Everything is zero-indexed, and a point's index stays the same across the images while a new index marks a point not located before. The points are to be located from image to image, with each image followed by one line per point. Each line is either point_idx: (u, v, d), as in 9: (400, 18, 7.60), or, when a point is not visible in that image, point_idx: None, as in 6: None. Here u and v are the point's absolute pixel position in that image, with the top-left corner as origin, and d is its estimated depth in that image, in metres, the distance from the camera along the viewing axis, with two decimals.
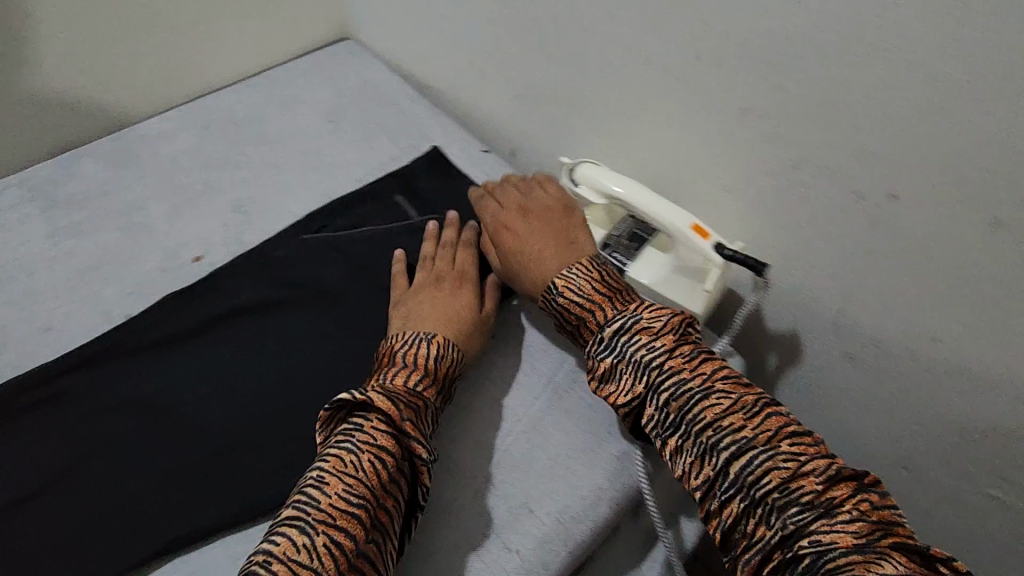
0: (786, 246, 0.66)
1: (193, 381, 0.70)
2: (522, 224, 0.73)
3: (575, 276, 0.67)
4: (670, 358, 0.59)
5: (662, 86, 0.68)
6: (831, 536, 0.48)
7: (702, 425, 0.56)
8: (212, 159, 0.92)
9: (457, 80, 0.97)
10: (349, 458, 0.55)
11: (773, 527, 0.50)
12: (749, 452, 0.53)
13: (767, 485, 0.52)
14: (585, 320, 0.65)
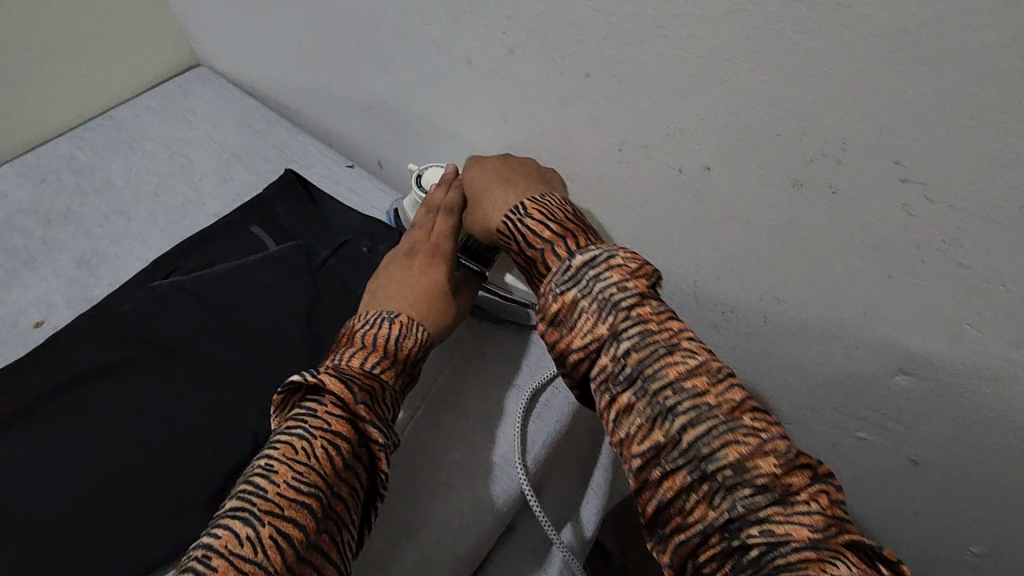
0: (634, 227, 0.67)
1: (61, 442, 0.66)
2: (495, 163, 0.68)
3: (549, 205, 0.62)
4: (639, 304, 0.53)
5: (490, 82, 0.67)
6: (785, 527, 0.43)
7: (662, 382, 0.50)
8: (52, 214, 0.86)
9: (310, 98, 0.94)
10: (301, 444, 0.51)
11: (718, 508, 0.45)
12: (709, 419, 0.47)
13: (723, 459, 0.46)
14: (549, 247, 0.59)
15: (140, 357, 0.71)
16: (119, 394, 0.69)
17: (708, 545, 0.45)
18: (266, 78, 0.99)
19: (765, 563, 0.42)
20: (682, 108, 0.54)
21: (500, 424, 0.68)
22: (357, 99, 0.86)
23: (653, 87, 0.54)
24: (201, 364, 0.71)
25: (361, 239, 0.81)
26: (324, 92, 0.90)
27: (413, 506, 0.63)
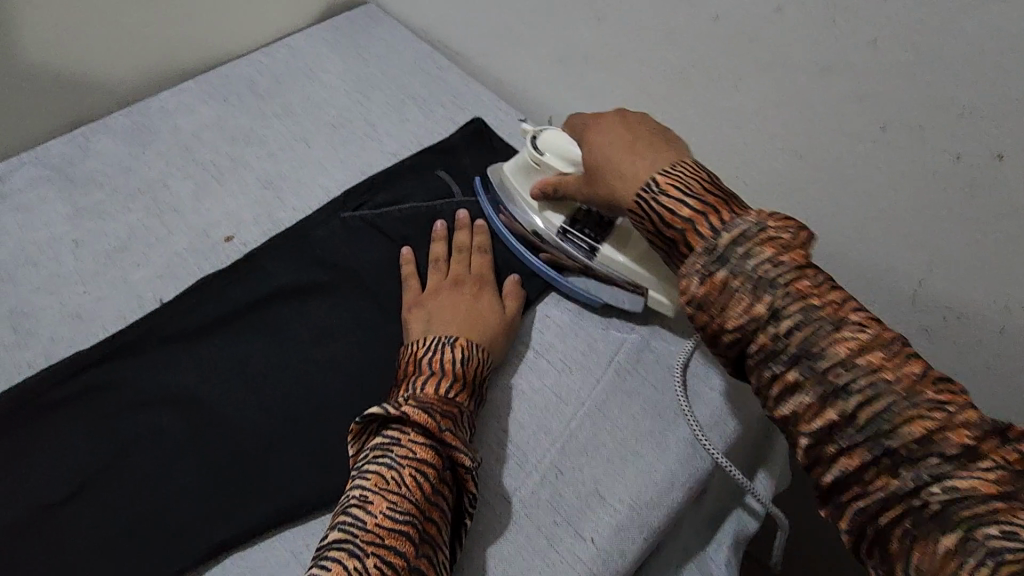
0: (864, 214, 0.64)
1: (254, 358, 0.66)
2: (607, 130, 0.62)
3: (682, 173, 0.54)
4: (796, 278, 0.47)
5: (736, 45, 0.64)
6: (968, 482, 0.39)
7: (830, 360, 0.44)
8: (236, 134, 0.87)
9: (490, 47, 0.92)
10: (389, 475, 0.51)
11: (897, 475, 0.41)
12: (885, 396, 0.42)
13: (905, 432, 0.41)
14: (689, 221, 0.51)
15: (331, 285, 0.72)
16: (311, 319, 0.69)
17: (875, 507, 0.41)
18: (443, 22, 0.97)
19: (944, 513, 0.39)
20: (988, 93, 0.52)
21: (691, 402, 0.65)
22: (547, 50, 0.84)
23: (964, 62, 0.52)
24: (387, 300, 0.71)
25: None
26: (509, 40, 0.88)
27: (607, 469, 0.61)
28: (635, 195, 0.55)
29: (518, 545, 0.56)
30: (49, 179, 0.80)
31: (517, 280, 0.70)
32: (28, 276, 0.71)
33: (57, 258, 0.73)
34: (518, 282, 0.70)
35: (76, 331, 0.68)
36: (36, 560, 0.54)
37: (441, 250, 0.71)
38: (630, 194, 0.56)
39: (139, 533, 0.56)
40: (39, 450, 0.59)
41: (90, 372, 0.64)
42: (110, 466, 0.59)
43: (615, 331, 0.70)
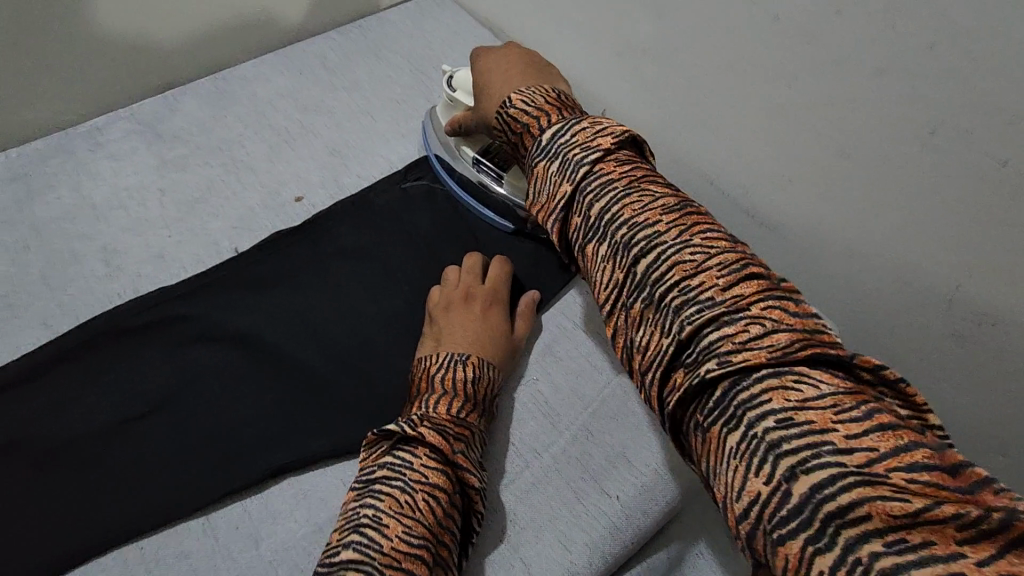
0: (904, 215, 0.66)
1: (315, 307, 0.72)
2: (500, 58, 0.65)
3: (533, 91, 0.56)
4: (633, 202, 0.43)
5: (792, 45, 0.68)
6: (793, 413, 0.33)
7: (671, 285, 0.40)
8: (308, 104, 0.93)
9: (551, 38, 0.97)
10: (404, 499, 0.51)
11: (741, 419, 0.34)
12: (725, 323, 0.37)
13: (733, 362, 0.36)
14: (529, 125, 0.54)
15: (388, 248, 0.77)
16: (368, 276, 0.75)
17: (716, 451, 0.35)
18: (507, 13, 1.02)
19: (786, 453, 0.32)
20: None
21: None
22: (606, 42, 0.87)
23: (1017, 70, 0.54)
24: (439, 265, 0.76)
25: None
26: (570, 31, 0.92)
27: (635, 434, 0.64)
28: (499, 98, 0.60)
29: (547, 494, 0.60)
30: (140, 134, 0.87)
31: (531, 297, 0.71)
32: (118, 218, 0.79)
33: (144, 203, 0.80)
34: (529, 305, 0.71)
35: (158, 269, 0.74)
36: (115, 462, 0.60)
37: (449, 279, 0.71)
38: (494, 105, 0.62)
39: (204, 450, 0.61)
40: (121, 371, 0.65)
41: (166, 307, 0.70)
42: (185, 389, 0.65)
43: None
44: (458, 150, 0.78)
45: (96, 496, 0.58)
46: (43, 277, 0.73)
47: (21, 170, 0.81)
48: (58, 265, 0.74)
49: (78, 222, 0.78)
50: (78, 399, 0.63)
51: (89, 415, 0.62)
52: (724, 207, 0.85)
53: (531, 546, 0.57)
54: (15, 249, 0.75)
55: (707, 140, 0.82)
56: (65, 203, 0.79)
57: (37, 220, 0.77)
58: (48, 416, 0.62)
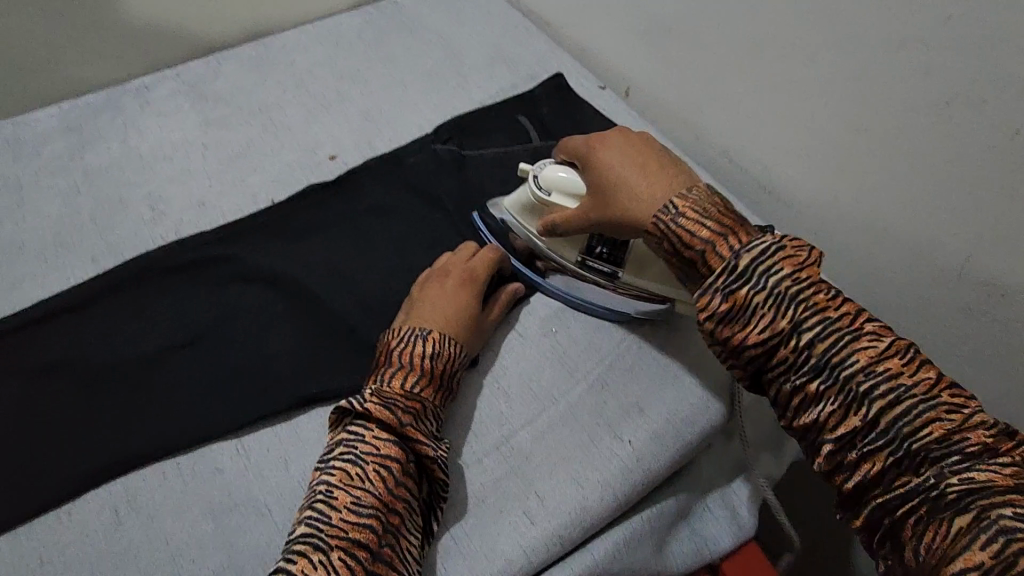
0: (918, 186, 0.68)
1: (346, 256, 0.75)
2: (619, 145, 0.65)
3: (698, 198, 0.58)
4: (817, 293, 0.52)
5: (815, 19, 0.70)
6: (986, 475, 0.45)
7: (844, 362, 0.50)
8: (344, 73, 0.97)
9: (579, 18, 1.00)
10: (354, 471, 0.53)
11: (923, 474, 0.47)
12: (894, 397, 0.48)
13: (910, 425, 0.47)
14: (714, 244, 0.55)
15: (417, 206, 0.80)
16: (397, 230, 0.78)
17: (916, 510, 0.46)
18: None
19: (961, 500, 0.45)
20: None
21: None
22: (633, 21, 0.90)
23: None
24: (465, 223, 0.79)
25: None
26: (599, 11, 0.95)
27: (649, 386, 0.67)
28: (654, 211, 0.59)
29: (562, 435, 0.63)
30: (185, 93, 0.92)
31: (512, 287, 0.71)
32: (163, 168, 0.83)
33: (187, 156, 0.84)
34: (510, 292, 0.70)
35: (200, 216, 0.78)
36: (155, 386, 0.64)
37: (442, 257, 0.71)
38: (642, 212, 0.60)
39: (237, 379, 0.65)
40: (163, 304, 0.69)
41: (207, 248, 0.73)
42: (225, 323, 0.69)
43: None
44: (556, 250, 0.71)
45: (135, 416, 0.62)
46: (93, 218, 0.77)
47: (75, 121, 0.86)
48: (108, 208, 0.78)
49: (126, 171, 0.82)
50: (124, 328, 0.67)
51: (134, 341, 0.66)
52: (743, 182, 0.87)
53: (546, 480, 0.61)
54: (68, 192, 0.79)
55: (728, 118, 0.85)
56: (115, 153, 0.84)
57: (88, 167, 0.82)
58: (96, 341, 0.66)
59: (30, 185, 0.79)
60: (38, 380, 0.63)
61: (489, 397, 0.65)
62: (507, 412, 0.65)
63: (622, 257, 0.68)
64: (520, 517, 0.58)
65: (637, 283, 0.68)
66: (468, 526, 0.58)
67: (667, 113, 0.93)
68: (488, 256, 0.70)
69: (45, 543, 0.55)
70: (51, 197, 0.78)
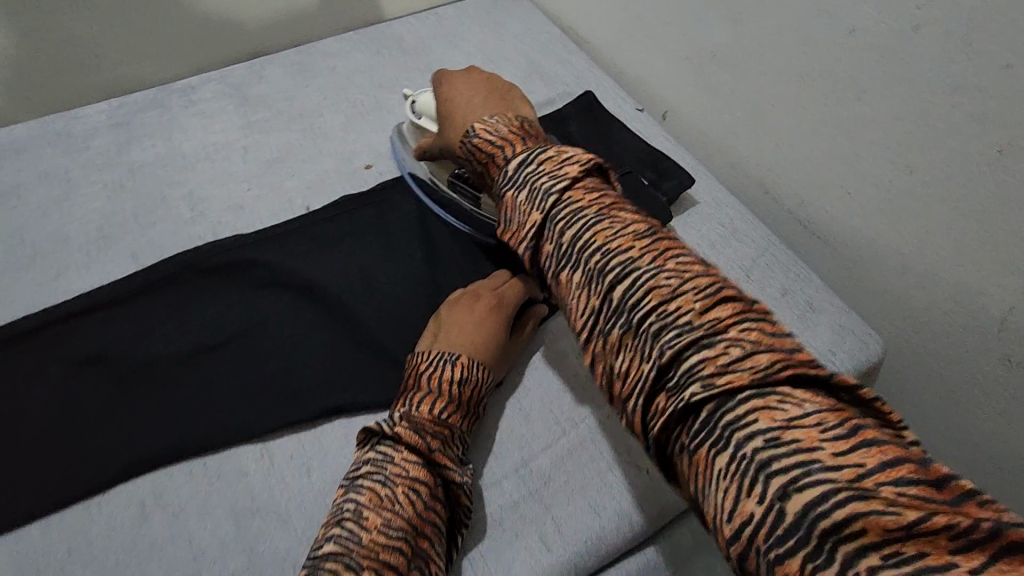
0: (964, 233, 0.66)
1: (377, 266, 0.76)
2: (467, 85, 0.70)
3: (496, 121, 0.63)
4: (622, 236, 0.47)
5: (867, 56, 0.69)
6: (807, 445, 0.35)
7: (644, 311, 0.43)
8: (384, 82, 0.98)
9: (620, 38, 1.00)
10: (384, 492, 0.53)
11: (745, 449, 0.36)
12: (693, 350, 0.40)
13: (704, 379, 0.39)
14: (494, 155, 0.60)
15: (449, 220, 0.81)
16: (428, 243, 0.79)
17: (705, 469, 0.38)
18: (581, 13, 1.06)
19: (789, 478, 0.34)
20: None
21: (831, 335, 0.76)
22: (676, 45, 0.90)
23: None
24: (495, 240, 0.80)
25: (646, 173, 0.86)
26: (641, 33, 0.95)
27: None
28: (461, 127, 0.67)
29: (581, 460, 0.63)
30: (229, 95, 0.94)
31: (537, 314, 0.71)
32: (204, 168, 0.85)
33: (228, 157, 0.86)
34: (535, 320, 0.71)
35: (237, 218, 0.80)
36: (187, 385, 0.65)
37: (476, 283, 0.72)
38: (458, 133, 0.67)
39: (267, 384, 0.66)
40: (198, 305, 0.71)
41: (242, 250, 0.75)
42: (257, 327, 0.70)
43: None
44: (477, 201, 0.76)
45: (167, 415, 0.63)
46: (135, 215, 0.79)
47: (123, 118, 0.88)
48: (150, 206, 0.80)
49: (169, 169, 0.84)
50: (160, 326, 0.68)
51: (168, 340, 0.67)
52: (777, 214, 0.87)
53: (563, 506, 0.60)
54: (112, 187, 0.81)
55: (768, 147, 0.84)
56: (159, 151, 0.86)
57: (133, 164, 0.84)
58: (132, 336, 0.67)
59: (77, 178, 0.82)
60: (77, 372, 0.65)
61: (510, 417, 0.66)
62: (528, 433, 0.65)
63: (475, 185, 0.75)
64: (535, 542, 0.58)
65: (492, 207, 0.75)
66: (485, 546, 0.58)
67: (704, 138, 0.93)
68: (518, 286, 0.71)
69: (74, 534, 0.56)
70: (97, 191, 0.81)
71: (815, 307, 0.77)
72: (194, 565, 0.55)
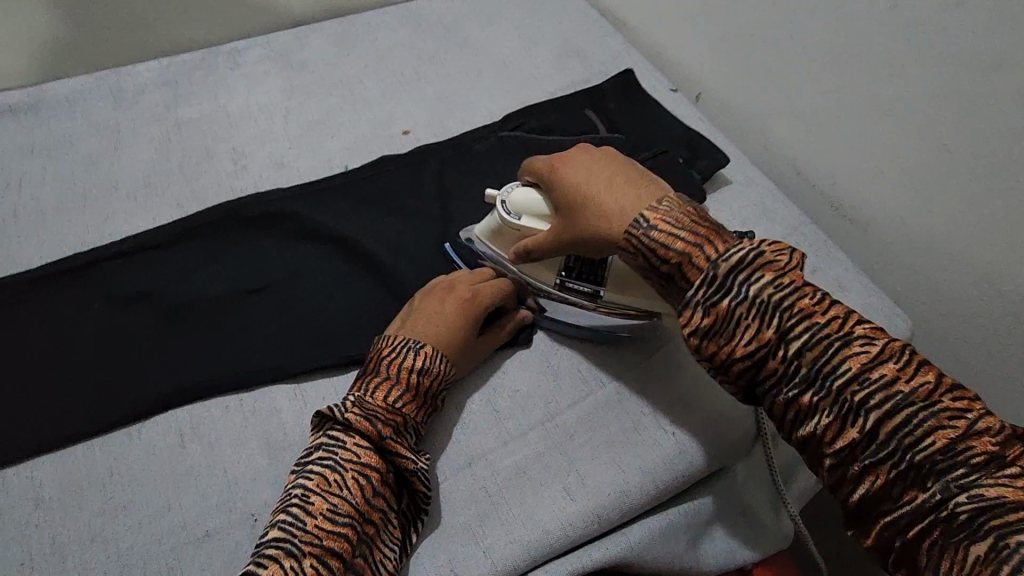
0: (997, 213, 0.67)
1: (412, 225, 0.78)
2: (590, 162, 0.61)
3: (669, 208, 0.55)
4: (800, 298, 0.49)
5: (907, 35, 0.69)
6: (995, 491, 0.42)
7: (839, 376, 0.47)
8: (422, 54, 1.00)
9: (657, 20, 1.01)
10: (332, 477, 0.52)
11: (935, 495, 0.44)
12: (893, 409, 0.46)
13: (905, 439, 0.45)
14: (690, 255, 0.53)
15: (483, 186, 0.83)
16: (462, 206, 0.81)
17: (930, 526, 0.44)
18: None
19: (976, 522, 0.42)
20: None
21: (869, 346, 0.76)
22: (714, 26, 0.91)
23: None
24: None
25: (678, 150, 0.87)
26: (679, 15, 0.96)
27: (696, 381, 0.68)
28: (623, 224, 0.56)
29: (606, 417, 0.65)
30: (272, 59, 0.97)
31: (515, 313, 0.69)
32: (248, 127, 0.87)
33: (270, 118, 0.89)
34: (513, 318, 0.69)
35: (278, 174, 0.83)
36: (227, 325, 0.67)
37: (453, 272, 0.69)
38: (617, 229, 0.57)
39: (303, 327, 0.68)
40: (239, 251, 0.73)
41: (282, 203, 0.77)
42: (294, 275, 0.72)
43: None
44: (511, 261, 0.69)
45: (206, 351, 0.65)
46: (181, 166, 0.82)
47: (172, 76, 0.91)
48: (195, 159, 0.83)
49: (214, 125, 0.87)
50: (203, 269, 0.71)
51: (210, 283, 0.70)
52: (807, 195, 0.87)
53: (585, 459, 0.63)
54: (160, 140, 0.84)
55: (802, 129, 0.84)
56: (205, 109, 0.89)
57: (180, 119, 0.87)
58: (177, 278, 0.70)
59: (127, 131, 0.85)
60: (122, 307, 0.67)
61: (538, 373, 0.68)
62: (555, 390, 0.67)
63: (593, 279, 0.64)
64: (558, 492, 0.60)
65: (605, 295, 0.64)
66: (509, 493, 0.60)
67: (737, 120, 0.93)
68: (499, 286, 0.67)
69: (116, 455, 0.58)
70: (145, 143, 0.84)
71: (844, 286, 0.77)
72: (230, 492, 0.57)
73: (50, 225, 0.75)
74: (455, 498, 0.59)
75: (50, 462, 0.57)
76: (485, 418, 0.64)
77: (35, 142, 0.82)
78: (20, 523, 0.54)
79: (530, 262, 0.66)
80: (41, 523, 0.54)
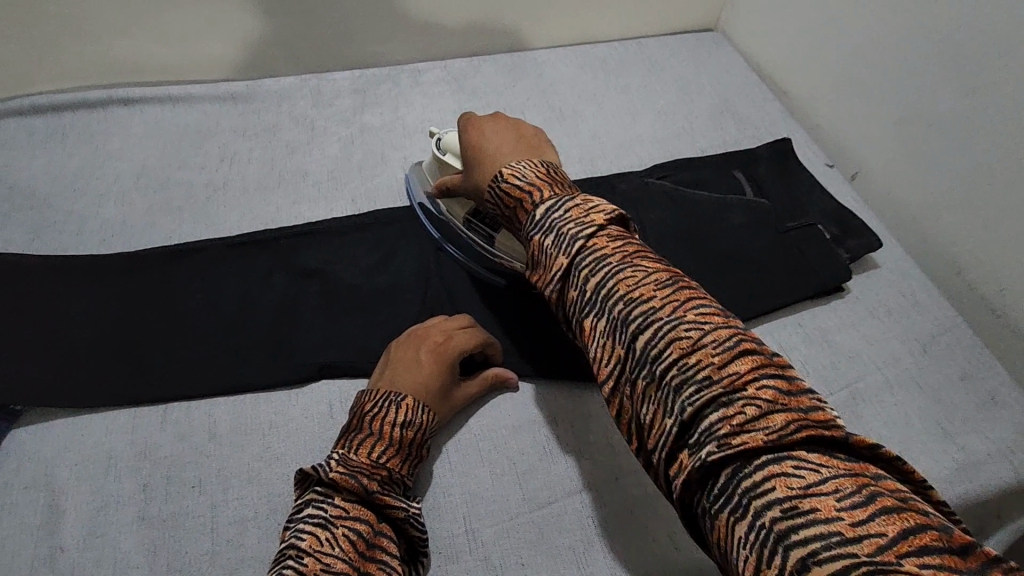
0: None
1: None
2: (495, 129, 0.69)
3: (524, 167, 0.62)
4: (641, 284, 0.49)
5: None
6: (808, 503, 0.36)
7: (665, 362, 0.45)
8: (583, 94, 1.06)
9: (823, 94, 1.01)
10: (324, 535, 0.50)
11: (743, 509, 0.38)
12: (713, 398, 0.42)
13: (716, 431, 0.41)
14: (522, 200, 0.60)
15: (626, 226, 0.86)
16: None
17: (719, 524, 0.40)
18: (786, 62, 1.07)
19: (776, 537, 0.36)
20: None
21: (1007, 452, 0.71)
22: (885, 109, 0.89)
23: None
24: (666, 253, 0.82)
25: (829, 224, 0.86)
26: (849, 94, 0.96)
27: None
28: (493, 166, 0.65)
29: None
30: (448, 81, 1.06)
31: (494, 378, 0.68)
32: (421, 140, 0.97)
33: (441, 135, 0.98)
34: (490, 376, 0.68)
35: None
36: (382, 313, 0.74)
37: (429, 322, 0.69)
38: (488, 177, 0.66)
39: None
40: (401, 249, 0.81)
41: None
42: (443, 278, 0.78)
43: (876, 351, 0.76)
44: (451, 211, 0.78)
45: (362, 334, 0.72)
46: (361, 165, 0.92)
47: (362, 85, 1.03)
48: (372, 162, 0.93)
49: (392, 134, 0.97)
50: (368, 260, 0.79)
51: (373, 273, 0.78)
52: (965, 296, 0.83)
53: None
54: (345, 140, 0.95)
55: (969, 227, 0.80)
56: (386, 118, 0.99)
57: (365, 124, 0.98)
58: (345, 263, 0.79)
59: (320, 128, 0.97)
60: (298, 281, 0.76)
61: None
62: None
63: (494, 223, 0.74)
64: (665, 541, 0.61)
65: (505, 247, 0.75)
66: (617, 530, 0.61)
67: (894, 206, 0.91)
68: (476, 334, 0.68)
69: (279, 409, 0.66)
70: (333, 141, 0.95)
71: (997, 400, 0.73)
72: None
73: (250, 199, 0.87)
74: (566, 521, 0.62)
75: (228, 404, 0.66)
76: (602, 451, 0.66)
77: (246, 126, 0.95)
78: (196, 450, 0.63)
79: (451, 198, 0.78)
80: (211, 454, 0.63)
